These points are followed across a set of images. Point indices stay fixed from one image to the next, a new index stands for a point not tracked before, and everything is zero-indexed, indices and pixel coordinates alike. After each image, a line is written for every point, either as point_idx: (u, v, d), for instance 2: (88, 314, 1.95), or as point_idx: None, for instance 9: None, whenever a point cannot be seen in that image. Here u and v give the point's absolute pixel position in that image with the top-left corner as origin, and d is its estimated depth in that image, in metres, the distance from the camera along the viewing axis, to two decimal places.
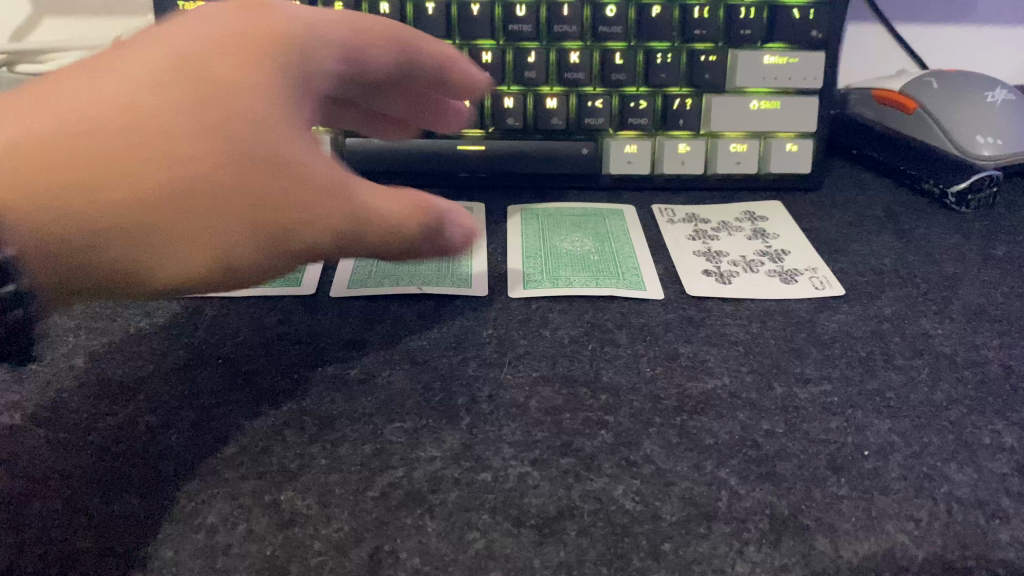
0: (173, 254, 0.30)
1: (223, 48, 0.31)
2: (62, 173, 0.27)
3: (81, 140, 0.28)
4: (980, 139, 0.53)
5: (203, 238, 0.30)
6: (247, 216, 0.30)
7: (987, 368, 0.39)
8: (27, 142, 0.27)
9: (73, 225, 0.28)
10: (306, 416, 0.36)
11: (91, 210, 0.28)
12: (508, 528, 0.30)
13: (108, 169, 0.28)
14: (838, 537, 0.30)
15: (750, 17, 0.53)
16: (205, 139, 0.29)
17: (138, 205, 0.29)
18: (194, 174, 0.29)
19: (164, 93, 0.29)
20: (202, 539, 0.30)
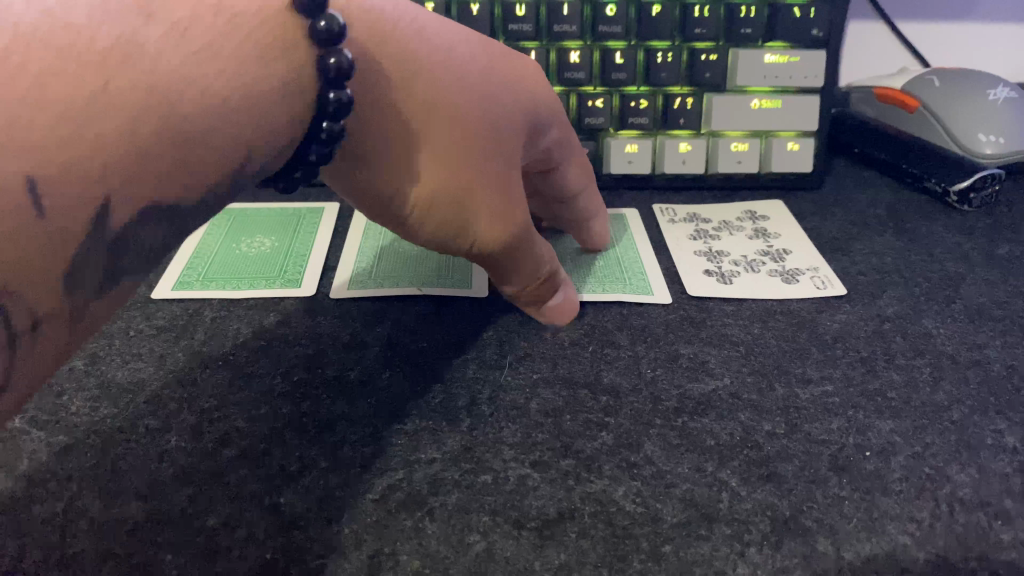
0: (423, 158, 0.33)
1: (513, 62, 0.38)
2: (405, 56, 0.32)
3: (436, 50, 0.33)
4: (983, 137, 0.53)
5: (453, 162, 0.33)
6: (489, 172, 0.34)
7: (989, 368, 0.39)
8: (385, 27, 0.32)
9: (373, 90, 0.32)
10: (306, 418, 0.36)
11: (402, 90, 0.32)
12: (508, 530, 0.30)
13: (433, 74, 0.33)
14: (839, 539, 0.30)
15: (751, 16, 0.53)
16: (503, 104, 0.35)
17: (441, 107, 0.33)
18: (475, 111, 0.33)
19: (488, 65, 0.36)
20: (202, 542, 0.30)
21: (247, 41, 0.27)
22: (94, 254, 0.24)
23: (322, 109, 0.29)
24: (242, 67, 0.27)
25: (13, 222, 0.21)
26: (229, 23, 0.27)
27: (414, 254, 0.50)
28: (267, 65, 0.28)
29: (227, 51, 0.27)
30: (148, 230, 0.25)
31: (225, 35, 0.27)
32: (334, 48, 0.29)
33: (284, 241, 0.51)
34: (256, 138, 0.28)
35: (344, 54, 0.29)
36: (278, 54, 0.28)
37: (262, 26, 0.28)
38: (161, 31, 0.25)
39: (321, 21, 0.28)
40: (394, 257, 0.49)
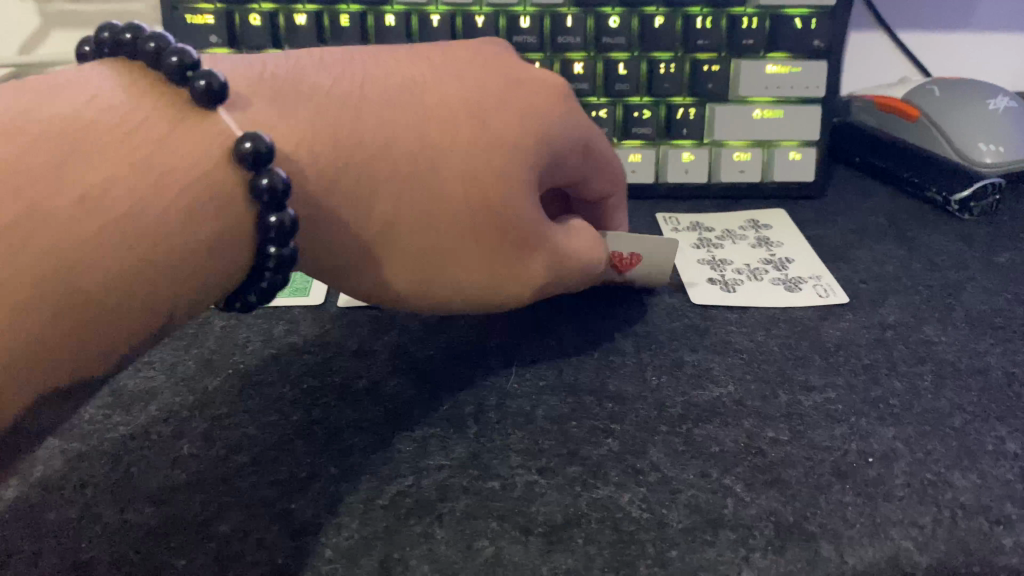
0: (403, 262, 0.36)
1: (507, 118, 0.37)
2: (371, 177, 0.34)
3: (402, 161, 0.35)
4: (983, 146, 0.53)
5: (432, 266, 0.36)
6: (472, 266, 0.36)
7: (990, 375, 0.39)
8: (351, 158, 0.34)
9: (345, 217, 0.34)
10: (316, 425, 0.36)
11: (368, 210, 0.34)
12: (516, 536, 0.30)
13: (400, 188, 0.35)
14: (842, 544, 0.30)
15: (753, 27, 0.54)
16: (484, 192, 0.36)
17: (412, 223, 0.35)
18: (455, 215, 0.35)
19: (466, 146, 0.36)
20: (215, 547, 0.30)
21: (174, 203, 0.28)
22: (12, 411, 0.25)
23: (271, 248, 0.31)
24: (170, 227, 0.28)
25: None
26: (156, 185, 0.28)
27: None
28: (190, 228, 0.29)
29: (149, 218, 0.27)
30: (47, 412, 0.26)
31: (147, 202, 0.27)
32: (275, 203, 0.30)
33: None
34: (178, 292, 0.28)
35: (276, 172, 0.30)
36: (223, 204, 0.30)
37: (200, 177, 0.29)
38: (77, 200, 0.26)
39: (264, 175, 0.30)
40: None
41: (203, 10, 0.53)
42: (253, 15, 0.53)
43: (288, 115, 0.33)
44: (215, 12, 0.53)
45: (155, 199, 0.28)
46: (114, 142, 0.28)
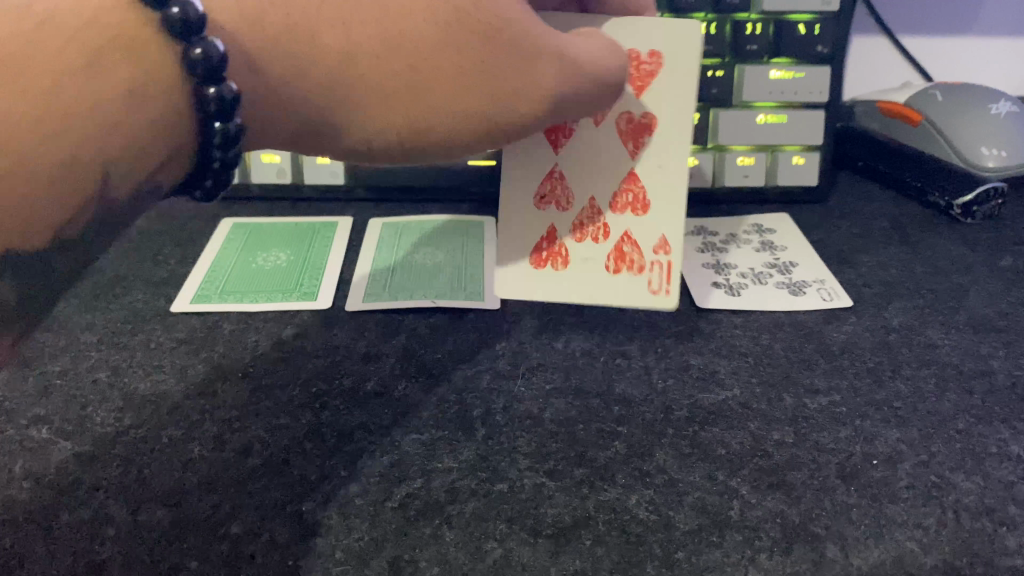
0: (384, 108, 0.31)
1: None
2: (315, 27, 0.30)
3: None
4: (985, 151, 0.53)
5: (403, 89, 0.31)
6: (441, 70, 0.31)
7: (994, 378, 0.40)
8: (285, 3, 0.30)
9: (299, 50, 0.29)
10: (325, 428, 0.37)
11: (321, 62, 0.30)
12: (524, 537, 0.31)
13: (331, 20, 0.30)
14: (848, 545, 0.30)
15: (757, 33, 0.54)
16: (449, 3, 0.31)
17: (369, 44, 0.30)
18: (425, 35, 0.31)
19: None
20: (226, 548, 0.30)
21: (73, 47, 0.25)
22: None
23: (209, 135, 0.29)
24: (71, 86, 0.25)
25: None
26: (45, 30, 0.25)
27: (427, 266, 0.51)
28: (103, 72, 0.26)
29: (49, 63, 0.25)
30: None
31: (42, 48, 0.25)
32: (214, 77, 0.28)
33: (299, 254, 0.52)
34: (111, 142, 0.26)
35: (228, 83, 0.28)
36: (143, 63, 0.27)
37: (96, 25, 0.26)
38: None
39: (196, 48, 0.27)
40: (407, 269, 0.50)
41: None
42: None
43: None
44: None
45: (46, 57, 0.25)
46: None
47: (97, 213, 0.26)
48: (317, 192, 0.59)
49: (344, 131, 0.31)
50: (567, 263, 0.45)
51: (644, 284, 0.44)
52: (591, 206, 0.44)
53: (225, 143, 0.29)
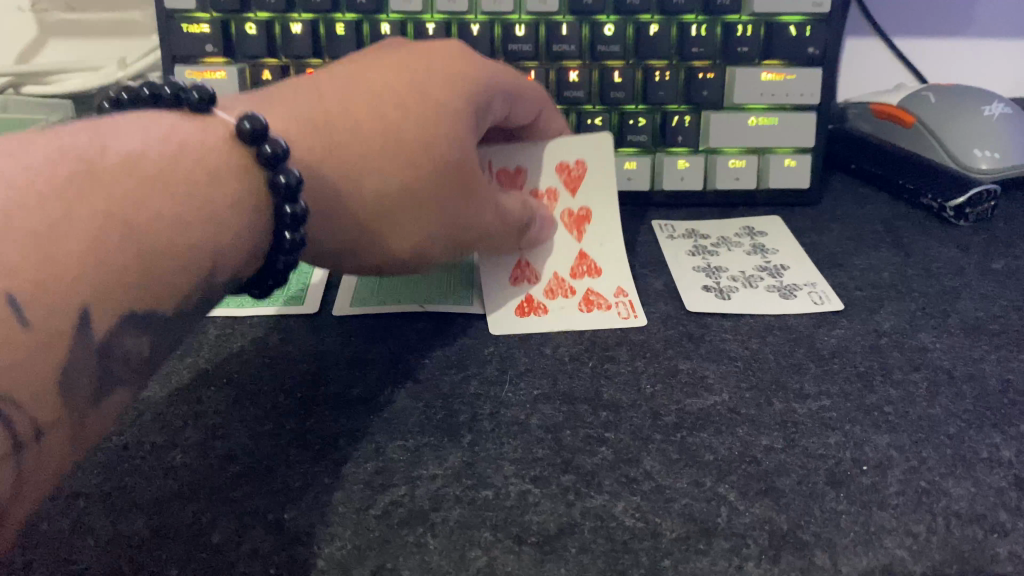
0: (396, 232, 0.39)
1: (435, 73, 0.40)
2: (344, 156, 0.36)
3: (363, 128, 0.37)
4: (978, 153, 0.53)
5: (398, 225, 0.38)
6: (432, 218, 0.39)
7: (985, 383, 0.39)
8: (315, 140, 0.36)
9: (324, 179, 0.36)
10: (309, 435, 0.36)
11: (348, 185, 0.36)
12: (508, 546, 0.30)
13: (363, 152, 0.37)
14: (836, 552, 0.30)
15: (748, 34, 0.54)
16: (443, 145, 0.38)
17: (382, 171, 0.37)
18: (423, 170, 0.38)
19: (402, 102, 0.38)
20: (207, 558, 0.30)
21: (195, 163, 0.31)
22: (75, 364, 0.26)
23: (281, 220, 0.33)
24: (193, 186, 0.30)
25: (3, 331, 0.23)
26: (178, 148, 0.31)
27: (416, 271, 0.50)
28: (217, 181, 0.31)
29: (179, 172, 0.30)
30: (128, 343, 0.28)
31: (172, 160, 0.30)
32: (280, 166, 0.32)
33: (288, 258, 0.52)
34: (222, 233, 0.30)
35: (278, 140, 0.32)
36: (235, 173, 0.32)
37: (211, 150, 0.32)
38: (115, 158, 0.28)
39: (266, 145, 0.32)
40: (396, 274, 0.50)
41: (200, 19, 0.54)
42: (248, 24, 0.53)
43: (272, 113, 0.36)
44: (211, 22, 0.53)
45: (175, 165, 0.30)
46: (136, 130, 0.30)
47: (206, 290, 0.30)
48: None
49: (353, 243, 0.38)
50: (546, 310, 0.46)
51: (615, 313, 0.46)
52: (557, 279, 0.48)
53: (292, 193, 0.32)
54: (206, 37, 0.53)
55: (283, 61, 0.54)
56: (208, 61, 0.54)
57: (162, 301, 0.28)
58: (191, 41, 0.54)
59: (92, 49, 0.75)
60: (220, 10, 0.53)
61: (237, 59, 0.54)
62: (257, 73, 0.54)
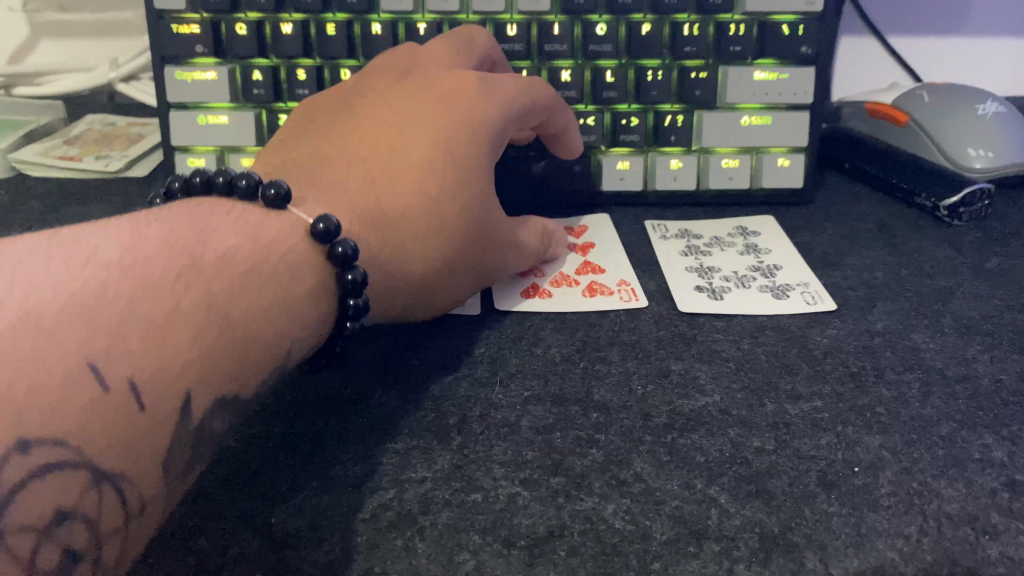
0: (450, 291, 0.42)
1: (463, 138, 0.42)
2: (389, 226, 0.39)
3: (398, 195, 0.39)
4: (972, 152, 0.53)
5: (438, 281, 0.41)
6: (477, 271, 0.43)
7: (978, 383, 0.39)
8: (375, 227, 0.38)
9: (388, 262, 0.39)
10: (298, 438, 0.36)
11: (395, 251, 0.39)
12: (498, 549, 0.30)
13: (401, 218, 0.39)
14: (828, 555, 0.30)
15: (740, 33, 0.54)
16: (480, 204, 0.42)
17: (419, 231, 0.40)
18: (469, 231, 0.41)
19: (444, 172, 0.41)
20: (193, 562, 0.30)
21: (275, 260, 0.33)
22: (178, 442, 0.26)
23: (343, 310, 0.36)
24: (274, 282, 0.32)
25: (121, 412, 0.24)
26: (262, 248, 0.33)
27: None
28: (294, 278, 0.33)
29: (263, 271, 0.32)
30: (217, 423, 0.28)
31: (257, 259, 0.32)
32: (350, 263, 0.35)
33: None
34: (297, 328, 0.33)
35: (346, 240, 0.35)
36: (310, 264, 0.35)
37: (283, 245, 0.34)
38: (214, 255, 0.30)
39: (338, 244, 0.35)
40: None
41: (189, 19, 0.53)
42: (238, 24, 0.53)
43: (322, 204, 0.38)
44: (201, 22, 0.53)
45: (261, 264, 0.32)
46: (222, 230, 0.32)
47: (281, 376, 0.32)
48: None
49: (399, 306, 0.41)
50: (551, 293, 0.47)
51: (618, 298, 0.47)
52: (562, 274, 0.49)
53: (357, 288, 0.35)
54: (196, 37, 0.53)
55: (274, 61, 0.54)
56: (197, 61, 0.54)
57: (244, 388, 0.30)
58: (181, 41, 0.53)
59: (83, 49, 0.74)
60: (209, 10, 0.53)
61: (227, 59, 0.54)
62: (247, 74, 0.54)
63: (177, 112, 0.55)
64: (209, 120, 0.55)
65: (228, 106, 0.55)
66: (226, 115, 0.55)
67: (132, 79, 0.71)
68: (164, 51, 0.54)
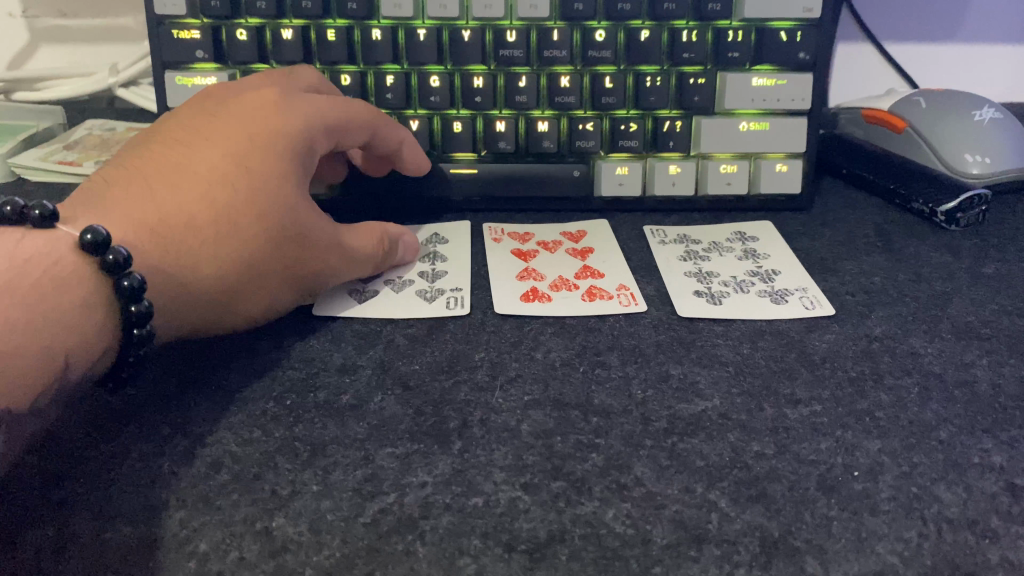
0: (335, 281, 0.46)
1: (211, 219, 0.41)
2: (241, 256, 0.41)
3: (183, 236, 0.41)
4: (968, 158, 0.54)
5: (323, 257, 0.44)
6: (346, 261, 0.45)
7: (976, 387, 0.39)
8: (184, 314, 0.41)
9: (213, 320, 0.42)
10: (299, 442, 0.36)
11: (264, 289, 0.42)
12: (498, 553, 0.30)
13: (196, 260, 0.41)
14: (828, 559, 0.30)
15: (739, 40, 0.54)
16: (281, 240, 0.42)
17: (290, 237, 0.42)
18: (305, 268, 0.43)
19: (229, 246, 0.41)
20: (193, 566, 0.30)
21: None
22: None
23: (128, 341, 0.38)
24: None
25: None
26: None
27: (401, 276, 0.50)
28: None
29: None
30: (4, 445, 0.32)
31: None
32: (123, 271, 0.37)
33: None
34: None
35: (120, 250, 0.37)
36: (83, 282, 0.37)
37: None
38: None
39: (126, 279, 0.37)
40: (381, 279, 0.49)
41: (190, 25, 0.54)
42: (239, 30, 0.53)
43: (191, 293, 0.41)
44: (201, 27, 0.53)
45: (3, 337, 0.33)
46: None
47: (59, 383, 0.35)
48: None
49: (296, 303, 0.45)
50: (550, 297, 0.47)
51: (617, 302, 0.47)
52: (561, 278, 0.50)
53: (134, 292, 0.37)
54: (196, 42, 0.53)
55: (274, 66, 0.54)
56: (198, 67, 0.54)
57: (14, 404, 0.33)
58: (181, 46, 0.53)
59: (79, 54, 0.75)
60: (210, 16, 0.53)
61: (227, 64, 0.54)
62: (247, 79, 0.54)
63: None
64: None
65: None
66: None
67: (132, 84, 0.71)
68: (165, 57, 0.54)
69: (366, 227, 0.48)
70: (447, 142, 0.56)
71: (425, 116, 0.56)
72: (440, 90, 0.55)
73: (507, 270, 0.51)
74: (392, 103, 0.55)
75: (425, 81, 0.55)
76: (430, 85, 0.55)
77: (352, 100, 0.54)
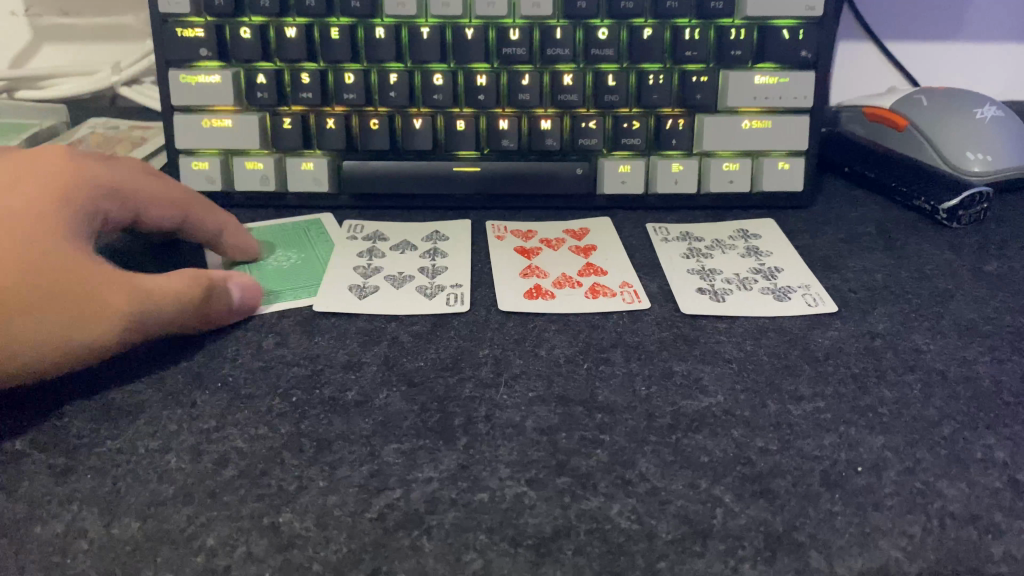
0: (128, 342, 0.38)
1: None
2: None
3: None
4: (971, 155, 0.54)
5: (96, 306, 0.37)
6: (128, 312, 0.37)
7: (979, 383, 0.40)
8: None
9: None
10: (305, 438, 0.36)
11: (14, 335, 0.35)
12: (504, 548, 0.30)
13: None
14: (832, 554, 0.30)
15: (741, 38, 0.54)
16: (32, 280, 0.36)
17: (66, 290, 0.36)
18: (72, 315, 0.36)
19: None
20: (201, 562, 0.30)
21: None
22: None
23: None
24: None
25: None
26: None
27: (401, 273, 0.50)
28: None
29: None
30: None
31: None
32: None
33: (305, 254, 0.53)
34: None
35: None
36: None
37: None
38: None
39: None
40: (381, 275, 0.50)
41: (194, 24, 0.54)
42: (242, 29, 0.53)
43: None
44: (205, 25, 0.53)
45: None
46: None
47: None
48: (300, 201, 0.58)
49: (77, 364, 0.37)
50: (554, 295, 0.48)
51: (620, 299, 0.47)
52: (564, 276, 0.50)
53: None
54: (200, 41, 0.54)
55: (278, 65, 0.55)
56: (202, 65, 0.55)
57: None
58: (186, 44, 0.54)
59: (81, 53, 0.75)
60: (214, 14, 0.53)
61: (231, 63, 0.55)
62: (252, 78, 0.54)
63: (181, 116, 0.55)
64: (213, 124, 0.55)
65: (233, 109, 0.55)
66: (230, 118, 0.55)
67: (136, 82, 0.71)
68: (170, 55, 0.54)
69: (176, 277, 0.40)
70: (450, 140, 0.56)
71: (428, 115, 0.56)
72: (442, 88, 0.55)
73: (508, 270, 0.51)
74: (396, 101, 0.55)
75: (428, 79, 0.55)
76: (433, 83, 0.55)
77: (355, 99, 0.55)
